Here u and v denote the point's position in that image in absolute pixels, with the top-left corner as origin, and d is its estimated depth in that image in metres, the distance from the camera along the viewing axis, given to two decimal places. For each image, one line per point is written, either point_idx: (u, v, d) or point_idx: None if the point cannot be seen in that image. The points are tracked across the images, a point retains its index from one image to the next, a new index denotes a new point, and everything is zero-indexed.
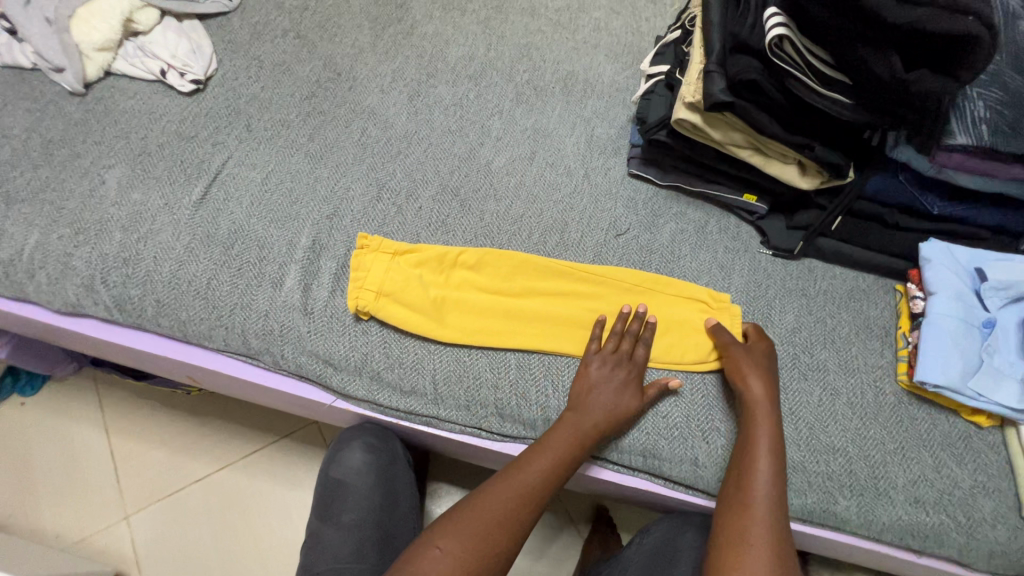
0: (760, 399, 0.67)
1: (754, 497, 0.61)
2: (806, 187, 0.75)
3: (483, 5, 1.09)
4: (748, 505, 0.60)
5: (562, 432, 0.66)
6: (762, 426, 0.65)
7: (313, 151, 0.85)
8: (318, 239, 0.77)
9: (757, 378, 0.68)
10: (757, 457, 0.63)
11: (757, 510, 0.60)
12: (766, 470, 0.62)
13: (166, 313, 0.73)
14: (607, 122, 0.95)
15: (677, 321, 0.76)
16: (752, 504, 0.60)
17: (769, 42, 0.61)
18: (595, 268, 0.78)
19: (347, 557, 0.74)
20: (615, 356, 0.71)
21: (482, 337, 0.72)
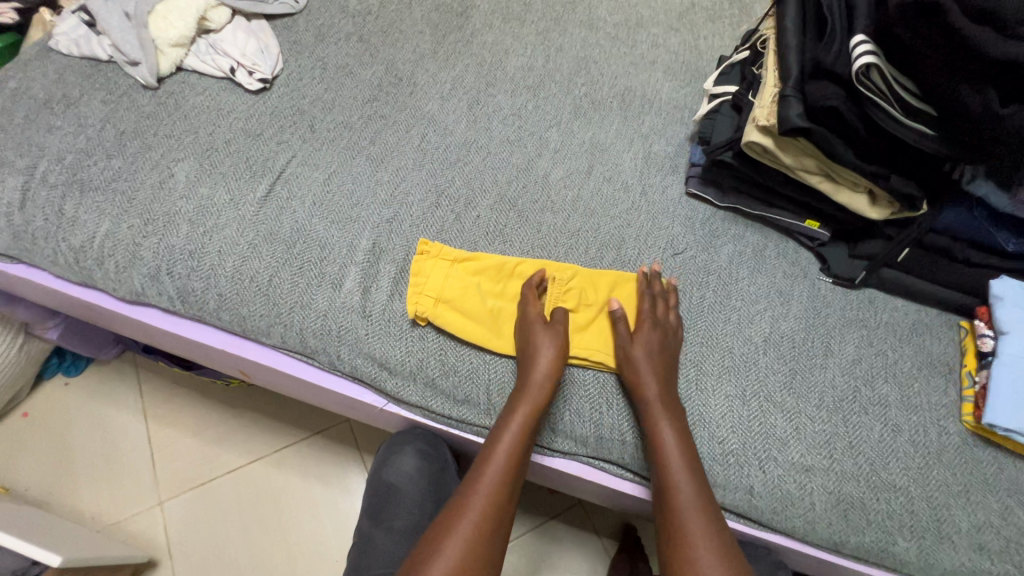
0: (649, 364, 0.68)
1: (676, 470, 0.63)
2: (875, 217, 0.73)
3: (542, 17, 1.10)
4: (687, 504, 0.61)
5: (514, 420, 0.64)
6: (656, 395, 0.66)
7: (374, 154, 0.86)
8: (378, 242, 0.78)
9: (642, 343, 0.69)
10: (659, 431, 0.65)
11: (681, 483, 0.63)
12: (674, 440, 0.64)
13: (227, 307, 0.74)
14: (665, 139, 0.95)
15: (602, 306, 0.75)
16: (675, 479, 0.63)
17: (856, 70, 0.60)
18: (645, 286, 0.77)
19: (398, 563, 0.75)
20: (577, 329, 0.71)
21: None
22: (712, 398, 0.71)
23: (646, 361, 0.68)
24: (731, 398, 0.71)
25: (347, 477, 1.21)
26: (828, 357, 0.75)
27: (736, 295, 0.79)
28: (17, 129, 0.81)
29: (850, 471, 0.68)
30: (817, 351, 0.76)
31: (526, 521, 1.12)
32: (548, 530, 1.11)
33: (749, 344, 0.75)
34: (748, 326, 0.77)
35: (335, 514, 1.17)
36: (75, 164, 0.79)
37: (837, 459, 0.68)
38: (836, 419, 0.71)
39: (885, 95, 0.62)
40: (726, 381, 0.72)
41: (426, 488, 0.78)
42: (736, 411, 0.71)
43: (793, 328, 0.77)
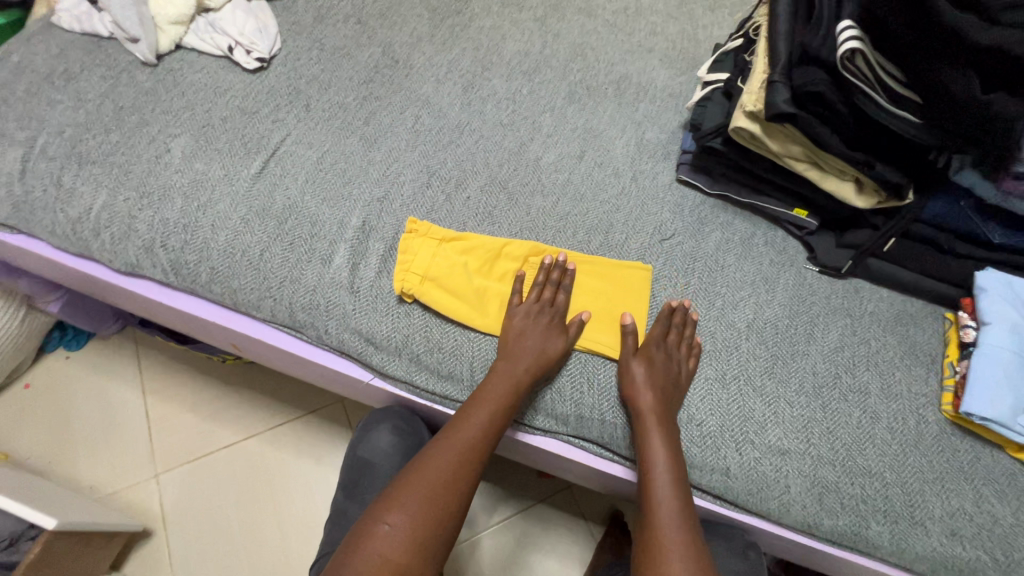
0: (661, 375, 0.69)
1: (666, 511, 0.62)
2: (861, 205, 0.74)
3: (541, 3, 1.10)
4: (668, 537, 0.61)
5: (492, 397, 0.66)
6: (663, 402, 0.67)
7: (368, 134, 0.87)
8: (368, 220, 0.79)
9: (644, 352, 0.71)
10: (653, 435, 0.65)
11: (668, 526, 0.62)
12: (665, 451, 0.65)
13: (219, 280, 0.75)
14: (658, 126, 0.95)
15: (588, 290, 0.77)
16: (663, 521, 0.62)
17: (842, 55, 0.60)
18: (626, 270, 0.78)
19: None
20: (537, 306, 0.73)
21: None
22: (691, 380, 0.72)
23: (647, 385, 0.68)
24: (711, 381, 0.72)
25: (339, 456, 1.23)
26: (810, 344, 0.76)
27: (721, 282, 0.80)
28: (19, 102, 0.83)
29: (826, 456, 0.69)
30: (800, 338, 0.76)
31: (514, 503, 1.14)
32: (535, 512, 1.13)
33: (732, 330, 0.76)
34: (732, 311, 0.77)
35: (326, 492, 1.19)
36: (74, 138, 0.81)
37: (814, 443, 0.69)
38: (815, 404, 0.71)
39: (870, 82, 0.62)
40: (706, 364, 0.73)
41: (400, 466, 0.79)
42: (715, 394, 0.72)
43: (776, 314, 0.78)
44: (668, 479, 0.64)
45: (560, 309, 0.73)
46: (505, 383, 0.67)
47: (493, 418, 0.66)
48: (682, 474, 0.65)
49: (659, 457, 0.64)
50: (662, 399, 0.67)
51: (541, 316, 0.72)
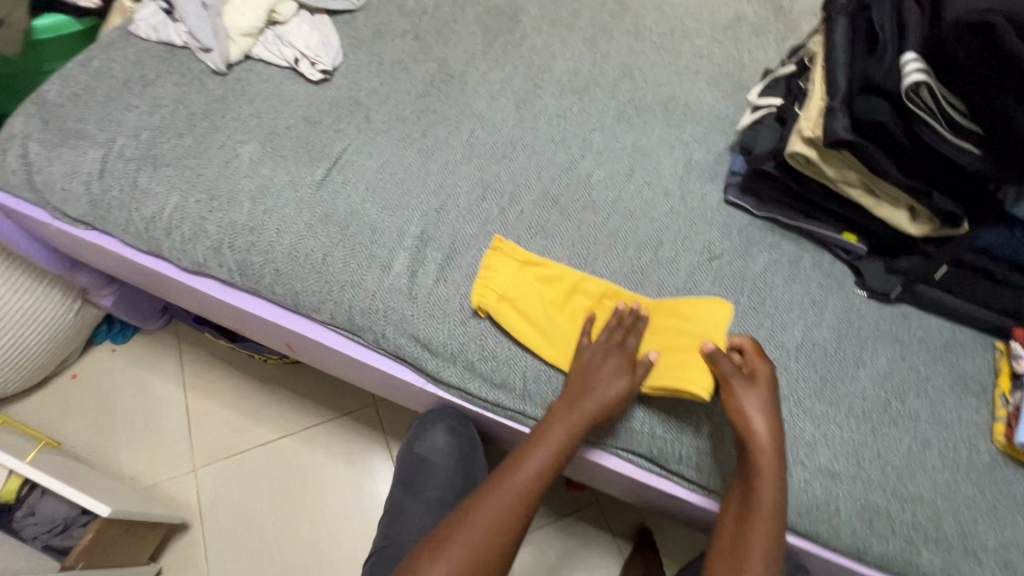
0: (765, 451, 0.65)
1: (760, 537, 0.63)
2: (914, 234, 0.74)
3: (590, 24, 1.13)
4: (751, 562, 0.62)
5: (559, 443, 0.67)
6: (768, 472, 0.64)
7: (425, 146, 0.90)
8: (426, 230, 0.81)
9: (759, 414, 0.66)
10: (760, 486, 0.64)
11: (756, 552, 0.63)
12: (773, 483, 0.64)
13: (282, 282, 0.78)
14: (705, 147, 0.97)
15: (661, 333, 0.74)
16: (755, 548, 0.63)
17: (905, 86, 0.61)
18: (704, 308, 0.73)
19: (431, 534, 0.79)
20: (607, 345, 0.71)
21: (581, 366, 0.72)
22: None
23: (761, 412, 0.66)
24: None
25: (372, 459, 1.25)
26: (859, 369, 0.76)
27: (770, 302, 0.81)
28: (99, 105, 0.88)
29: (877, 480, 0.69)
30: (849, 361, 0.77)
31: (544, 514, 1.14)
32: (563, 525, 1.13)
33: (781, 351, 0.77)
34: (781, 332, 0.78)
35: (359, 493, 1.21)
36: (149, 141, 0.85)
37: (864, 467, 0.70)
38: (865, 428, 0.72)
39: (933, 112, 0.63)
40: None
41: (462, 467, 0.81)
42: None
43: (825, 337, 0.78)
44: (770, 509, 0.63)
45: (630, 352, 0.71)
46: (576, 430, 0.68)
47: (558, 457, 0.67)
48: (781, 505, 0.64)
49: (766, 488, 0.64)
50: (773, 430, 0.65)
51: (610, 355, 0.71)
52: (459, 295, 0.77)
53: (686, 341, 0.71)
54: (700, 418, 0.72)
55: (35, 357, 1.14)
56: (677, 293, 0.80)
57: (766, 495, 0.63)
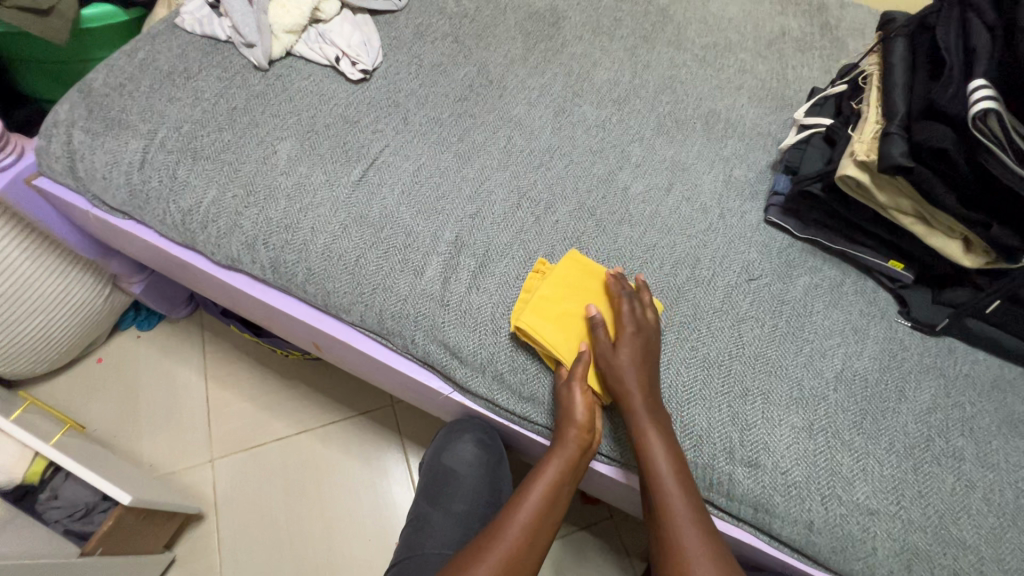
0: (639, 407, 0.66)
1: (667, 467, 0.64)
2: (968, 265, 0.71)
3: (631, 33, 1.12)
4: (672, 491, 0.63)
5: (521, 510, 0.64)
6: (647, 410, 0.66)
7: (461, 151, 0.90)
8: (460, 235, 0.81)
9: (630, 361, 0.68)
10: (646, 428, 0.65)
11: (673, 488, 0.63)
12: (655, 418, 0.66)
13: (314, 281, 0.78)
14: (746, 164, 0.95)
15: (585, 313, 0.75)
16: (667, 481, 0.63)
17: (972, 115, 0.59)
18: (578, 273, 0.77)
19: (452, 544, 0.78)
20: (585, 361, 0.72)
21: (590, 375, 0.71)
22: (778, 427, 0.70)
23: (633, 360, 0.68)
24: (797, 430, 0.70)
25: (387, 459, 1.24)
26: (902, 402, 0.73)
27: (810, 328, 0.78)
28: (143, 96, 0.88)
29: (918, 521, 0.66)
30: (891, 394, 0.74)
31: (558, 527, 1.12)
32: (576, 539, 1.12)
33: (820, 379, 0.74)
34: (820, 360, 0.76)
35: (372, 493, 1.21)
36: (190, 134, 0.85)
37: (905, 506, 0.67)
38: (906, 465, 0.69)
39: (999, 142, 0.59)
40: (794, 412, 0.72)
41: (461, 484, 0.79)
42: (802, 443, 0.70)
43: (866, 367, 0.76)
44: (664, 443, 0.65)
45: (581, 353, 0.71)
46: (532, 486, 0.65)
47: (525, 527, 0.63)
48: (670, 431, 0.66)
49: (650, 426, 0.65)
50: (644, 372, 0.68)
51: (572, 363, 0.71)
52: (491, 304, 0.76)
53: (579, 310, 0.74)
54: (733, 445, 0.69)
55: (63, 340, 1.15)
56: (713, 313, 0.78)
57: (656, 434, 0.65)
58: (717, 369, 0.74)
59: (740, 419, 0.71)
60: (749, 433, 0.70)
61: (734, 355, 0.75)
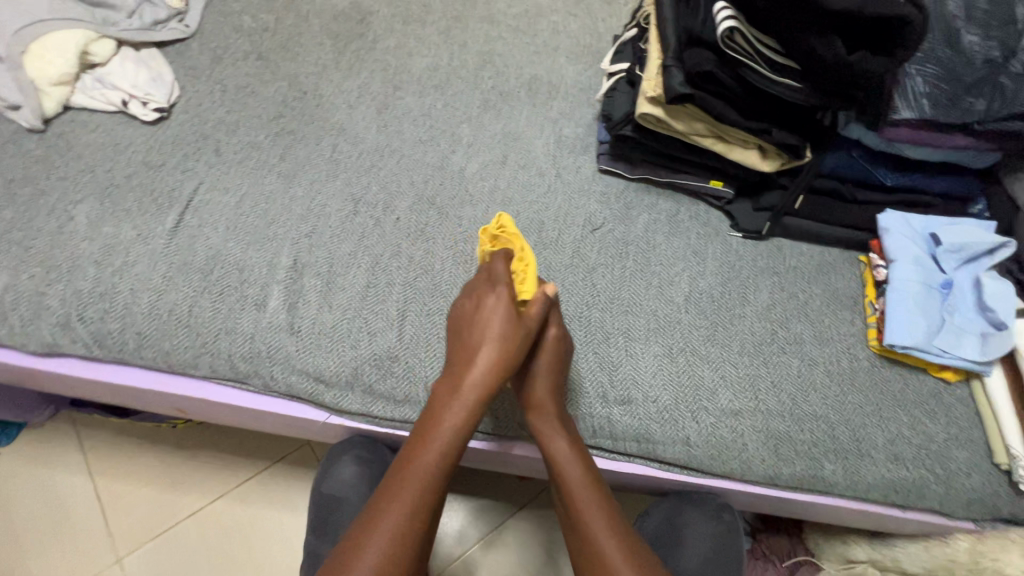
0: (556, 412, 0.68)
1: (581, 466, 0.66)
2: (768, 169, 0.78)
3: (442, 16, 1.11)
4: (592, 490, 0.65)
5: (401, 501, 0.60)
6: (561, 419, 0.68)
7: (285, 170, 0.86)
8: (299, 257, 0.78)
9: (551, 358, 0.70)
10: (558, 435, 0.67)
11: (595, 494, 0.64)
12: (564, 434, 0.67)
13: (148, 344, 0.72)
14: (574, 121, 0.98)
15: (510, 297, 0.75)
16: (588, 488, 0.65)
17: (720, 34, 0.64)
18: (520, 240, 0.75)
19: None
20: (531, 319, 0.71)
21: None
22: (642, 359, 0.74)
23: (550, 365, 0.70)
24: (659, 357, 0.75)
25: None
26: (745, 306, 0.80)
27: (655, 261, 0.83)
28: None
29: (775, 409, 0.73)
30: (735, 302, 0.80)
31: None
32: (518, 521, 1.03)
33: (672, 305, 0.79)
34: (669, 288, 0.80)
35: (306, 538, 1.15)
36: None
37: (762, 399, 0.73)
38: (758, 362, 0.75)
39: (751, 55, 0.66)
40: (654, 342, 0.76)
41: (326, 504, 0.76)
42: (666, 368, 0.74)
43: (710, 283, 0.81)
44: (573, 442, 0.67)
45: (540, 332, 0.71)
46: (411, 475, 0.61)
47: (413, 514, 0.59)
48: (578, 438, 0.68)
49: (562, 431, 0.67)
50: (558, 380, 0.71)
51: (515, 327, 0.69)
52: (345, 319, 0.74)
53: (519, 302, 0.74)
54: (605, 388, 0.73)
55: None
56: (565, 270, 0.81)
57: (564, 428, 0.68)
58: (578, 322, 0.76)
59: (607, 362, 0.74)
60: (617, 373, 0.73)
61: (591, 304, 0.78)
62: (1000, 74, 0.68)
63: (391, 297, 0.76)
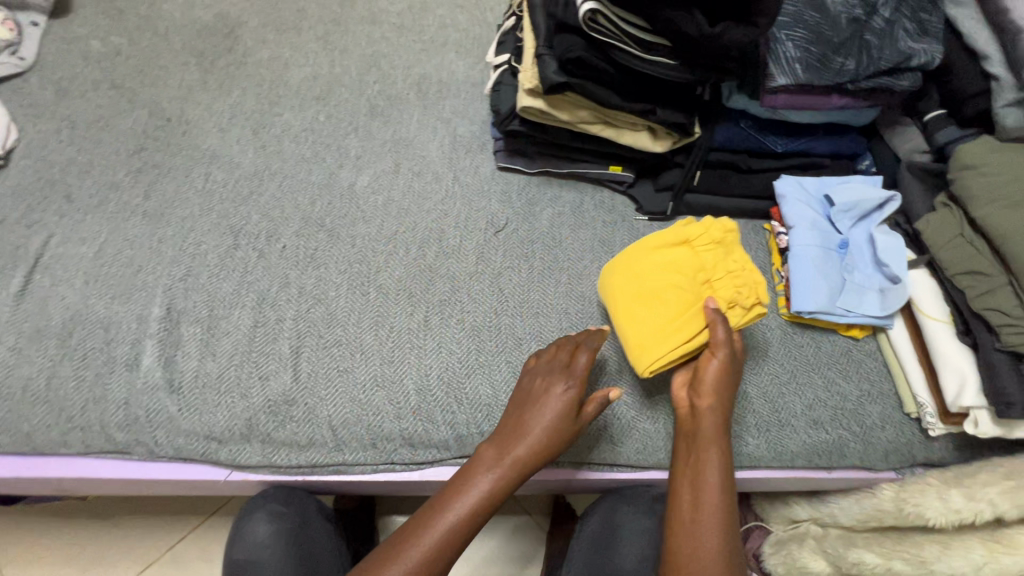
0: (710, 442, 0.59)
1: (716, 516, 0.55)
2: (661, 150, 0.76)
3: (319, 20, 1.04)
4: (709, 543, 0.54)
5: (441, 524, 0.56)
6: (714, 452, 0.59)
7: (151, 209, 0.78)
8: (174, 305, 0.70)
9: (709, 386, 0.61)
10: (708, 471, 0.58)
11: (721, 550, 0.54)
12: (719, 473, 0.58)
13: (4, 429, 0.63)
14: (468, 119, 0.94)
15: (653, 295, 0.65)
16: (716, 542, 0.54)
17: (583, 16, 0.61)
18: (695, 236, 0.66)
19: None
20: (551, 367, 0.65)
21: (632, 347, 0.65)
22: None
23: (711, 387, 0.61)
24: None
25: None
26: None
27: (563, 257, 0.80)
28: None
29: None
30: None
31: None
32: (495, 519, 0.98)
33: (583, 301, 0.77)
34: (580, 283, 0.78)
35: None
36: None
37: None
38: None
39: (619, 36, 0.63)
40: None
41: (240, 567, 0.70)
42: None
43: None
44: (719, 486, 0.57)
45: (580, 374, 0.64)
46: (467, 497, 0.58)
47: (447, 540, 0.55)
48: (729, 490, 0.57)
49: (710, 469, 0.58)
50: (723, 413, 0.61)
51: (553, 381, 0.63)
52: (233, 366, 0.67)
53: (680, 300, 0.64)
54: None
55: None
56: (470, 278, 0.77)
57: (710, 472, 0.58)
58: (488, 332, 0.73)
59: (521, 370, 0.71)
60: None
61: (501, 312, 0.75)
62: (864, 33, 0.68)
63: (282, 335, 0.70)
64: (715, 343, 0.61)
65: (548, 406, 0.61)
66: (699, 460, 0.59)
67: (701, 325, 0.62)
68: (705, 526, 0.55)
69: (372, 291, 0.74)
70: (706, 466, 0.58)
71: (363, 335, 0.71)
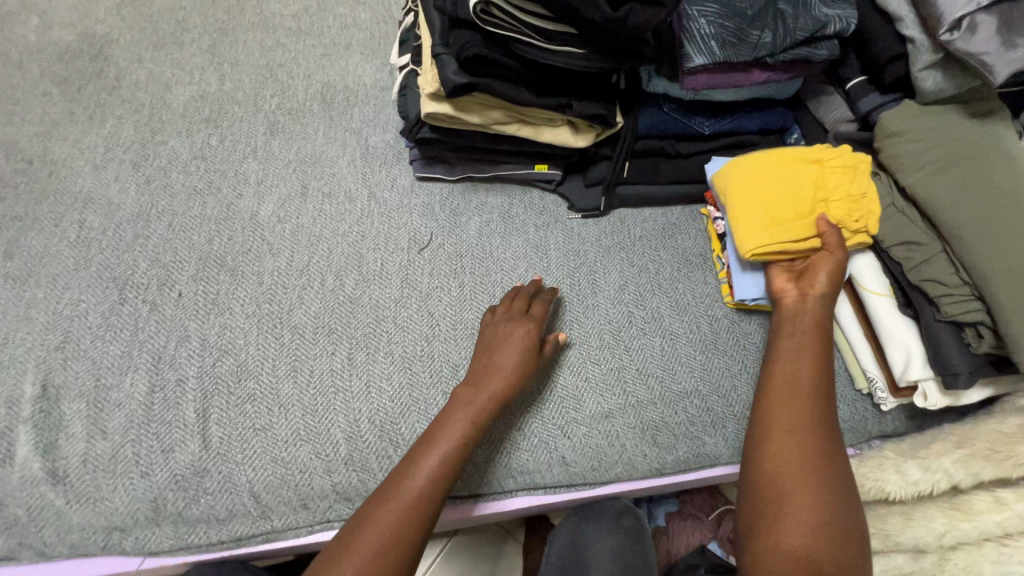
0: (800, 333, 0.64)
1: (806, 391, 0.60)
2: (584, 145, 0.71)
3: (203, 30, 0.93)
4: (802, 413, 0.59)
5: (436, 456, 0.57)
6: (810, 334, 0.63)
7: (14, 270, 0.67)
8: (51, 380, 0.61)
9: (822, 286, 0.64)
10: (796, 353, 0.63)
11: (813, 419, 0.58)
12: (809, 356, 0.62)
13: None
14: (379, 128, 0.86)
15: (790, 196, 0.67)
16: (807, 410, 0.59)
17: (474, 8, 0.55)
18: (832, 157, 0.68)
19: None
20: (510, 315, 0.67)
21: (740, 229, 0.67)
22: None
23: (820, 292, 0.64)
24: None
25: None
26: (598, 293, 0.74)
27: (494, 268, 0.75)
28: None
29: (646, 398, 0.68)
30: (587, 292, 0.74)
31: None
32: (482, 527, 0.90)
33: None
34: None
35: None
36: None
37: (631, 392, 0.68)
38: (619, 352, 0.70)
39: (519, 27, 0.57)
40: None
41: None
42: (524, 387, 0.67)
43: (556, 277, 0.75)
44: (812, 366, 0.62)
45: (538, 320, 0.67)
46: (454, 430, 0.59)
47: (440, 473, 0.57)
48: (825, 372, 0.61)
49: (801, 351, 0.62)
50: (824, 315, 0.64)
51: (515, 325, 0.66)
52: (129, 442, 0.59)
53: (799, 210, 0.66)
54: None
55: None
56: (395, 305, 0.70)
57: (804, 355, 0.62)
58: (420, 362, 0.67)
59: None
60: None
61: (433, 337, 0.69)
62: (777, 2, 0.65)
63: (185, 397, 0.62)
64: (828, 247, 0.65)
65: (516, 342, 0.64)
66: (791, 344, 0.63)
67: (814, 231, 0.66)
68: (795, 406, 0.59)
69: (284, 334, 0.67)
70: (802, 349, 0.62)
71: (279, 386, 0.64)
